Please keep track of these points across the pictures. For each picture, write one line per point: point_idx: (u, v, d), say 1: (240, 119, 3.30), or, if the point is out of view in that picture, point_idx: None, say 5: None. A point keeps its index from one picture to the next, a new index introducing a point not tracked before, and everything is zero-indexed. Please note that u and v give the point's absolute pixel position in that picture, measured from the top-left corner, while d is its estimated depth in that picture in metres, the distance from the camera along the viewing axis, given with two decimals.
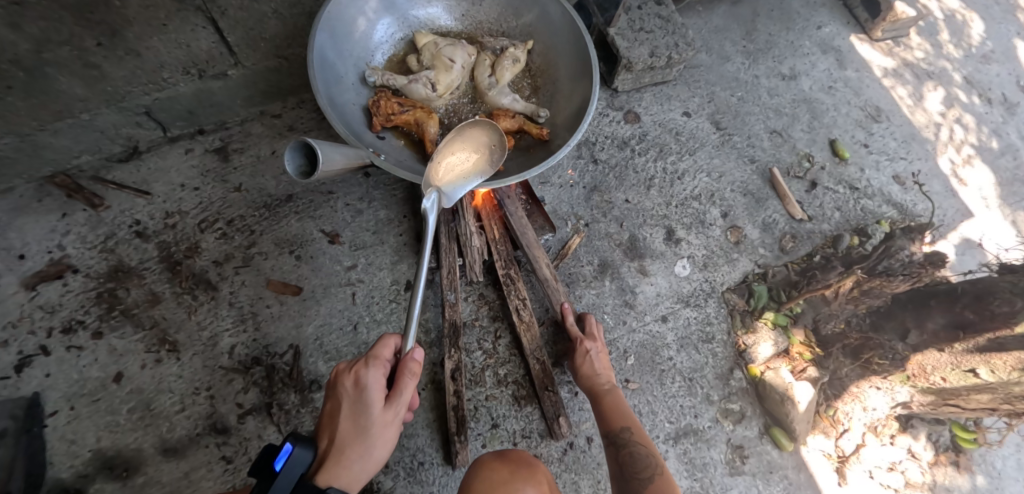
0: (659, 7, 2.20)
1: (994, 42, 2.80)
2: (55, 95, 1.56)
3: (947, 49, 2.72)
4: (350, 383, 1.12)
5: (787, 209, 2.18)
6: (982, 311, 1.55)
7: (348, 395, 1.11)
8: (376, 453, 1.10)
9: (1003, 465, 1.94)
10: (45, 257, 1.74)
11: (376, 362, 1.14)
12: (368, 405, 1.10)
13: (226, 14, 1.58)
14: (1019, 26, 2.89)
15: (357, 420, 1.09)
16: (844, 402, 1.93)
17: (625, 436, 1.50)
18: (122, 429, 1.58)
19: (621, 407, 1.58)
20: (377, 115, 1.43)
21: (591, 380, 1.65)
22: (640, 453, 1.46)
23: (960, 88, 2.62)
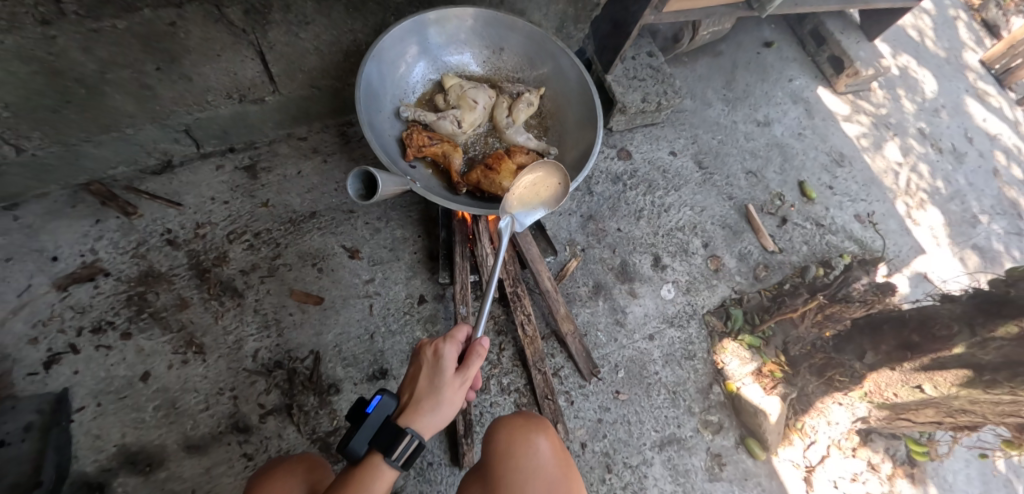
0: (650, 58, 2.48)
1: (945, 98, 3.19)
2: (107, 111, 1.70)
3: (904, 103, 3.09)
4: (429, 352, 1.17)
5: (761, 242, 2.44)
6: (926, 335, 1.74)
7: (426, 361, 1.17)
8: (447, 411, 1.13)
9: (953, 479, 2.16)
10: (77, 259, 1.84)
11: (453, 339, 1.17)
12: (441, 372, 1.14)
13: (274, 49, 1.76)
14: (967, 84, 3.32)
15: (431, 382, 1.13)
16: (811, 416, 2.15)
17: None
18: (146, 426, 1.67)
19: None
20: (410, 146, 1.64)
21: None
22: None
23: (914, 138, 2.97)
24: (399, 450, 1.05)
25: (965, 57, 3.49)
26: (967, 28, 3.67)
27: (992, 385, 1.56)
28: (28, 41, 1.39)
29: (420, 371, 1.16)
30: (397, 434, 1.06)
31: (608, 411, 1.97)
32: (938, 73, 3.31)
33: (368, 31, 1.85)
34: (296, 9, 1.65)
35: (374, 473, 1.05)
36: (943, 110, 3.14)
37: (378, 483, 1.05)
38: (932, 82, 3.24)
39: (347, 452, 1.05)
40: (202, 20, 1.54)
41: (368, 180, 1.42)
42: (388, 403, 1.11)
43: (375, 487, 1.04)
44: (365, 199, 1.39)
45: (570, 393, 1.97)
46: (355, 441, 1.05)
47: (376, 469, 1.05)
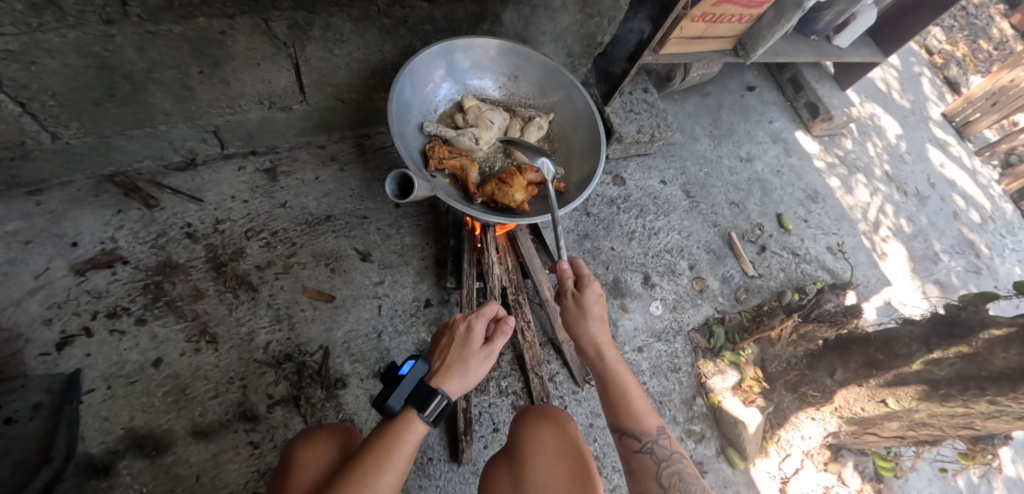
0: (646, 94, 2.72)
1: (910, 146, 3.52)
2: (146, 107, 1.81)
3: (872, 147, 3.40)
4: (462, 327, 1.47)
5: (742, 266, 2.64)
6: (889, 353, 1.94)
7: (459, 334, 1.46)
8: (471, 378, 1.41)
9: None
10: (97, 247, 1.89)
11: (483, 316, 1.48)
12: (471, 342, 1.43)
13: (309, 62, 1.91)
14: (929, 134, 3.68)
15: (461, 350, 1.42)
16: (785, 430, 2.32)
17: (664, 450, 1.39)
18: (155, 410, 1.70)
19: (640, 404, 1.45)
20: (432, 157, 1.80)
21: (601, 346, 1.52)
22: (688, 476, 1.35)
23: (881, 181, 3.26)
24: (431, 406, 1.28)
25: (928, 110, 3.86)
26: (930, 83, 4.07)
27: (946, 398, 1.74)
28: (89, 37, 1.51)
29: (453, 342, 1.44)
30: (429, 393, 1.29)
31: (599, 416, 2.08)
32: (904, 123, 3.66)
33: (395, 52, 2.03)
34: (334, 27, 1.81)
35: (408, 424, 1.26)
36: (908, 157, 3.46)
37: (410, 435, 1.25)
38: (899, 131, 3.57)
39: (384, 408, 1.27)
40: (250, 31, 1.69)
41: (403, 184, 1.67)
42: (419, 368, 1.34)
43: (408, 436, 1.25)
44: (402, 199, 1.63)
45: (564, 398, 2.07)
46: (392, 398, 1.27)
47: (409, 423, 1.26)
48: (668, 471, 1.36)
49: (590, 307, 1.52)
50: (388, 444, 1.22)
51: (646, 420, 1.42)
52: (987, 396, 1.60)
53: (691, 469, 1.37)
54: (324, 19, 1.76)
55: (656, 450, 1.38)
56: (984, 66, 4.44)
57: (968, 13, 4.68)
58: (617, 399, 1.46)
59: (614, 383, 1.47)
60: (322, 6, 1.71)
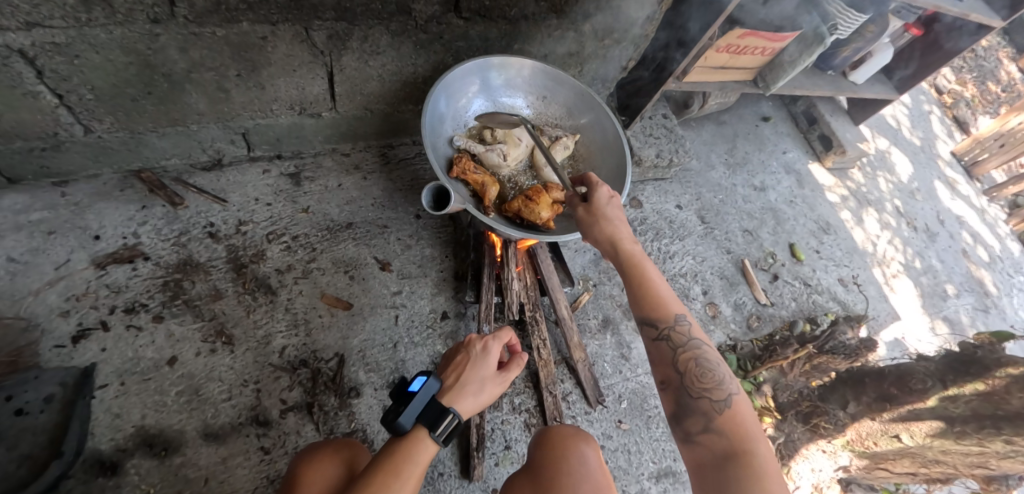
0: (665, 120, 2.78)
1: (919, 183, 3.58)
2: (179, 106, 1.82)
3: (882, 182, 3.45)
4: (477, 347, 1.46)
5: (754, 294, 2.65)
6: (903, 387, 1.96)
7: (474, 353, 1.44)
8: (484, 399, 1.39)
9: None
10: (119, 241, 1.88)
11: (500, 338, 1.49)
12: (485, 363, 1.42)
13: (343, 72, 1.94)
14: (938, 172, 3.74)
15: (476, 369, 1.41)
16: (796, 461, 2.29)
17: (682, 335, 1.32)
18: (167, 410, 1.68)
19: (662, 290, 1.38)
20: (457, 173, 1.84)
21: (618, 238, 1.45)
22: (708, 361, 1.28)
23: (892, 216, 3.30)
24: (443, 425, 1.24)
25: (938, 148, 3.94)
26: (939, 122, 4.16)
27: (962, 436, 1.74)
28: (134, 34, 1.53)
29: (467, 361, 1.42)
30: (442, 412, 1.26)
31: (610, 439, 2.06)
32: (914, 159, 3.73)
33: (427, 66, 2.07)
34: (371, 39, 1.85)
35: (418, 444, 1.21)
36: (918, 193, 3.51)
37: (420, 456, 1.20)
38: (908, 167, 3.64)
39: (395, 425, 1.22)
40: (290, 38, 1.73)
41: (437, 196, 1.73)
42: (431, 385, 1.31)
43: (417, 456, 1.20)
44: (438, 211, 1.69)
45: (576, 418, 2.05)
46: (403, 416, 1.23)
47: (421, 444, 1.21)
48: (687, 356, 1.30)
49: (600, 209, 1.49)
50: (398, 465, 1.16)
51: (665, 306, 1.35)
52: (1003, 435, 1.61)
53: (712, 353, 1.30)
54: (363, 31, 1.80)
55: (674, 337, 1.31)
56: (992, 107, 4.54)
57: (976, 55, 4.80)
58: (636, 285, 1.39)
59: (634, 271, 1.40)
60: (362, 18, 1.75)
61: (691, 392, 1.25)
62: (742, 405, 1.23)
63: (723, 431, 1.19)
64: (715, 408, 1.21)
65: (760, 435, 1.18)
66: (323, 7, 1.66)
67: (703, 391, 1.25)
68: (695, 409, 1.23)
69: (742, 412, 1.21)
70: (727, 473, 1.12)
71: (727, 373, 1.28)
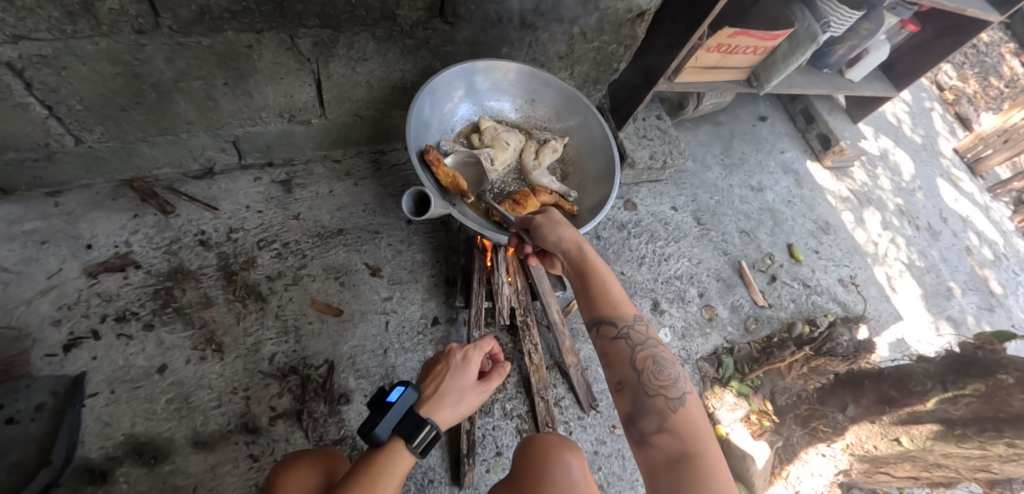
0: (658, 121, 2.78)
1: (921, 181, 3.53)
2: (169, 115, 1.84)
3: (882, 180, 3.40)
4: (457, 356, 1.44)
5: (752, 296, 2.63)
6: (903, 390, 1.97)
7: (453, 362, 1.43)
8: (463, 409, 1.37)
9: None
10: (111, 250, 1.90)
11: (479, 347, 1.48)
12: (465, 373, 1.41)
13: (331, 78, 1.95)
14: (940, 169, 3.69)
15: (456, 379, 1.39)
16: (794, 465, 2.24)
17: (640, 335, 1.32)
18: (157, 418, 1.68)
19: (618, 294, 1.38)
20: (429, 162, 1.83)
21: (578, 241, 1.43)
22: (663, 361, 1.28)
23: (894, 215, 3.25)
24: (420, 436, 1.23)
25: (940, 145, 3.89)
26: (941, 119, 4.11)
27: (962, 439, 1.71)
28: (121, 45, 1.54)
29: (446, 371, 1.40)
30: (419, 423, 1.24)
31: (604, 444, 2.03)
32: (916, 158, 3.68)
33: (415, 72, 2.07)
34: (357, 46, 1.85)
35: (394, 456, 1.20)
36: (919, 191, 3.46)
37: (395, 468, 1.19)
38: (910, 165, 3.59)
39: (371, 436, 1.20)
40: (276, 46, 1.74)
41: (417, 200, 1.69)
42: (409, 395, 1.29)
43: (393, 468, 1.19)
44: (418, 216, 1.66)
45: (569, 424, 2.03)
46: (380, 427, 1.21)
47: (397, 455, 1.20)
48: (643, 355, 1.29)
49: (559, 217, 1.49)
50: (374, 477, 1.16)
51: (621, 306, 1.35)
52: (1005, 438, 1.58)
53: (668, 355, 1.31)
54: (349, 38, 1.81)
55: (632, 336, 1.31)
56: (996, 102, 4.49)
57: (978, 51, 4.73)
58: (592, 286, 1.39)
59: (593, 273, 1.39)
60: (348, 25, 1.75)
61: (648, 391, 1.23)
62: (695, 405, 1.22)
63: (678, 431, 1.16)
64: (671, 406, 1.20)
65: (711, 436, 1.16)
66: (307, 15, 1.67)
67: (658, 390, 1.23)
68: (651, 407, 1.20)
69: (694, 411, 1.20)
70: (681, 474, 1.08)
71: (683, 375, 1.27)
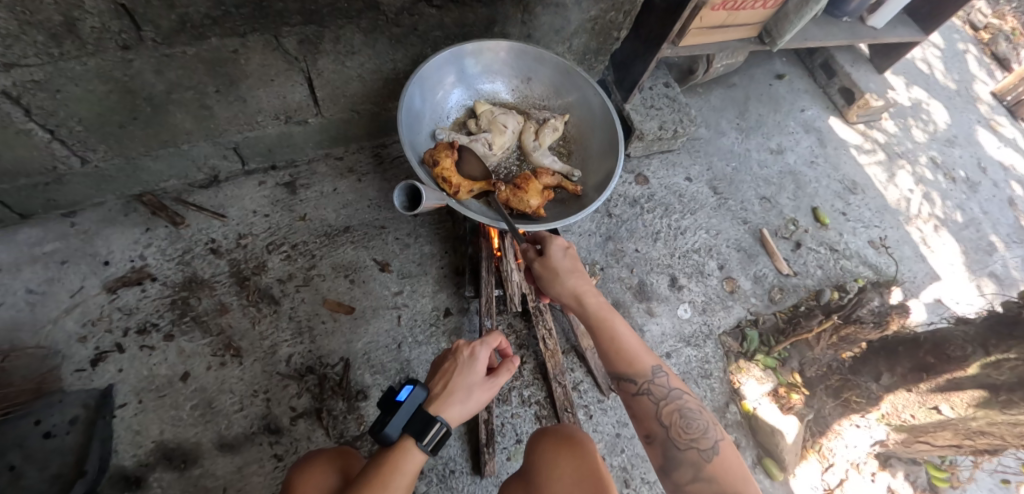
0: (667, 89, 2.65)
1: (957, 129, 3.44)
2: (168, 127, 1.85)
3: (914, 135, 3.33)
4: (465, 352, 1.40)
5: (775, 265, 2.54)
6: (941, 357, 1.88)
7: (461, 359, 1.39)
8: (473, 406, 1.35)
9: None
10: (127, 264, 1.94)
11: (488, 343, 1.43)
12: (474, 369, 1.38)
13: (321, 76, 1.92)
14: (979, 116, 3.57)
15: (464, 376, 1.36)
16: (829, 438, 2.19)
17: (662, 388, 1.38)
18: (184, 424, 1.74)
19: (634, 347, 1.42)
20: (438, 176, 1.71)
21: (583, 295, 1.45)
22: (690, 411, 1.35)
23: (927, 168, 3.20)
24: (430, 435, 1.22)
25: (976, 89, 3.71)
26: (977, 62, 3.85)
27: (1008, 405, 1.64)
28: (108, 63, 1.54)
29: (455, 368, 1.38)
30: (428, 422, 1.23)
31: (626, 426, 2.01)
32: (950, 106, 3.56)
33: (406, 60, 2.02)
34: (344, 39, 1.81)
35: (403, 455, 1.20)
36: (954, 140, 3.39)
37: (407, 466, 1.20)
38: (945, 115, 3.48)
39: (381, 436, 1.20)
40: (261, 48, 1.71)
41: (411, 196, 1.66)
42: (419, 394, 1.27)
43: (403, 466, 1.19)
44: (411, 210, 1.61)
45: (589, 407, 2.01)
46: (390, 427, 1.21)
47: (407, 454, 1.21)
48: (668, 408, 1.36)
49: (564, 269, 1.48)
50: (384, 477, 1.16)
51: (639, 361, 1.40)
52: None
53: (693, 401, 1.38)
54: (334, 32, 1.77)
55: (654, 391, 1.37)
56: None
57: None
58: (606, 343, 1.44)
59: (606, 330, 1.42)
60: (331, 19, 1.71)
61: (678, 444, 1.31)
62: (726, 449, 1.31)
63: (713, 480, 1.26)
64: (703, 456, 1.28)
65: (745, 479, 1.26)
66: (289, 13, 1.63)
67: (689, 441, 1.31)
68: (683, 460, 1.30)
69: (726, 456, 1.29)
70: None
71: (710, 420, 1.34)
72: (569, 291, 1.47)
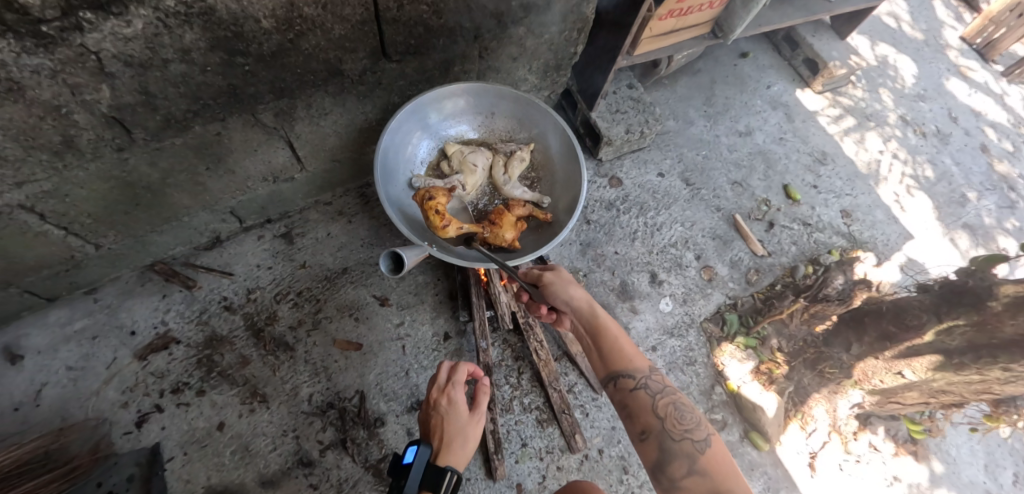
0: (630, 90, 2.75)
1: (925, 82, 3.57)
2: (168, 206, 2.01)
3: (882, 93, 3.47)
4: (443, 401, 1.63)
5: (750, 247, 2.70)
6: (901, 325, 2.01)
7: (443, 407, 1.62)
8: (469, 441, 1.58)
9: (957, 453, 2.45)
10: (152, 331, 2.14)
11: (460, 385, 1.67)
12: (457, 411, 1.61)
13: (300, 138, 2.06)
14: (947, 63, 3.68)
15: (451, 420, 1.59)
16: (809, 407, 2.42)
17: (657, 385, 1.56)
18: (227, 468, 1.96)
19: (631, 350, 1.65)
20: (429, 210, 1.88)
21: (588, 302, 1.72)
22: (683, 407, 1.50)
23: (896, 126, 3.35)
24: (446, 482, 1.40)
25: (945, 35, 3.82)
26: (945, 8, 3.97)
27: (960, 367, 1.78)
28: (107, 165, 1.69)
29: (441, 416, 1.60)
30: (440, 471, 1.41)
31: (620, 419, 2.22)
32: (918, 59, 3.67)
33: (377, 110, 2.15)
34: (316, 104, 1.94)
35: None
36: (925, 94, 3.52)
37: None
38: (913, 69, 3.61)
39: None
40: (241, 126, 1.85)
41: (396, 259, 1.78)
42: (424, 451, 1.44)
43: None
44: (397, 273, 1.74)
45: (584, 406, 2.21)
46: (407, 489, 1.36)
47: None
48: (664, 403, 1.52)
49: (567, 280, 1.76)
50: None
51: (636, 361, 1.61)
52: (999, 364, 1.65)
53: (686, 401, 1.54)
54: (305, 100, 1.89)
55: (651, 387, 1.56)
56: None
57: None
58: (606, 344, 1.66)
59: (605, 333, 1.67)
60: (301, 90, 1.84)
61: (673, 436, 1.44)
62: (716, 445, 1.43)
63: (705, 470, 1.37)
64: (696, 446, 1.41)
65: (734, 473, 1.36)
66: (261, 93, 1.76)
67: (683, 433, 1.44)
68: (677, 451, 1.41)
69: (716, 450, 1.41)
70: None
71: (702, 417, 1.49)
72: (571, 297, 1.73)
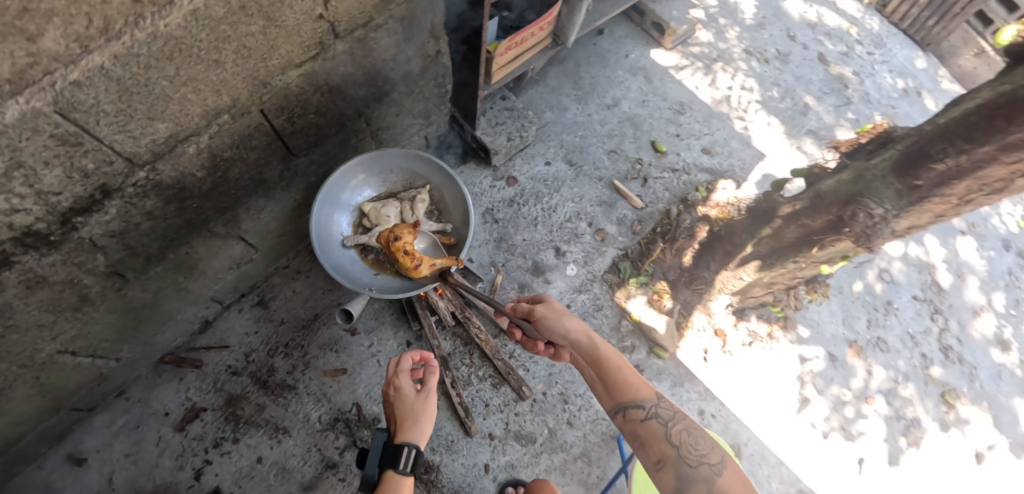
0: (504, 104, 3.30)
1: (765, 10, 4.22)
2: (163, 313, 2.54)
3: (727, 34, 4.06)
4: (393, 390, 2.12)
5: (631, 203, 3.36)
6: (733, 243, 2.77)
7: (393, 395, 2.10)
8: (420, 415, 2.03)
9: (819, 315, 3.27)
10: (181, 407, 2.73)
11: (403, 374, 2.14)
12: (402, 395, 2.08)
13: (248, 231, 2.58)
14: None
15: (400, 403, 2.07)
16: (693, 318, 3.13)
17: (665, 409, 1.83)
18: (274, 486, 2.63)
19: (632, 375, 1.97)
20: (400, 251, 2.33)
21: (592, 338, 2.06)
22: (693, 430, 1.74)
23: (741, 60, 3.96)
24: (396, 454, 1.87)
25: None
26: None
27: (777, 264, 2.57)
28: (112, 303, 2.21)
29: (393, 403, 2.09)
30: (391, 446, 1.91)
31: (555, 365, 2.95)
32: None
33: (300, 190, 2.67)
34: (252, 206, 2.46)
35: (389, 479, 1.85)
36: (766, 22, 4.16)
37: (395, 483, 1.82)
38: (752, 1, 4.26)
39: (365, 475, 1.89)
40: (202, 241, 2.37)
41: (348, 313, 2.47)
42: (379, 436, 1.95)
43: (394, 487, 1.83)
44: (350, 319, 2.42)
45: (524, 363, 2.94)
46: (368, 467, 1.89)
47: (390, 473, 1.87)
48: (676, 428, 1.75)
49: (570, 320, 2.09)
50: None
51: (639, 385, 1.93)
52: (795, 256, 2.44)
53: (691, 421, 1.79)
54: (243, 207, 2.41)
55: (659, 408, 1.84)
56: None
57: None
58: (609, 372, 1.99)
59: (610, 363, 2.00)
60: (237, 202, 2.35)
61: (689, 462, 1.63)
62: (732, 471, 1.59)
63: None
64: (714, 470, 1.58)
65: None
66: (209, 215, 2.27)
67: (699, 459, 1.62)
68: (695, 475, 1.58)
69: (734, 478, 1.57)
70: None
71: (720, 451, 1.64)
72: (571, 336, 2.06)
